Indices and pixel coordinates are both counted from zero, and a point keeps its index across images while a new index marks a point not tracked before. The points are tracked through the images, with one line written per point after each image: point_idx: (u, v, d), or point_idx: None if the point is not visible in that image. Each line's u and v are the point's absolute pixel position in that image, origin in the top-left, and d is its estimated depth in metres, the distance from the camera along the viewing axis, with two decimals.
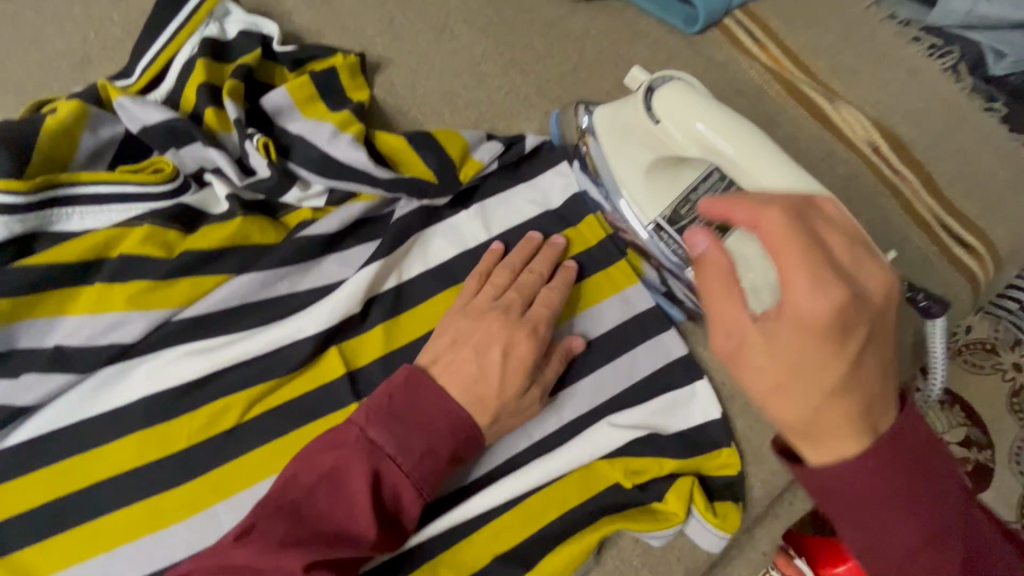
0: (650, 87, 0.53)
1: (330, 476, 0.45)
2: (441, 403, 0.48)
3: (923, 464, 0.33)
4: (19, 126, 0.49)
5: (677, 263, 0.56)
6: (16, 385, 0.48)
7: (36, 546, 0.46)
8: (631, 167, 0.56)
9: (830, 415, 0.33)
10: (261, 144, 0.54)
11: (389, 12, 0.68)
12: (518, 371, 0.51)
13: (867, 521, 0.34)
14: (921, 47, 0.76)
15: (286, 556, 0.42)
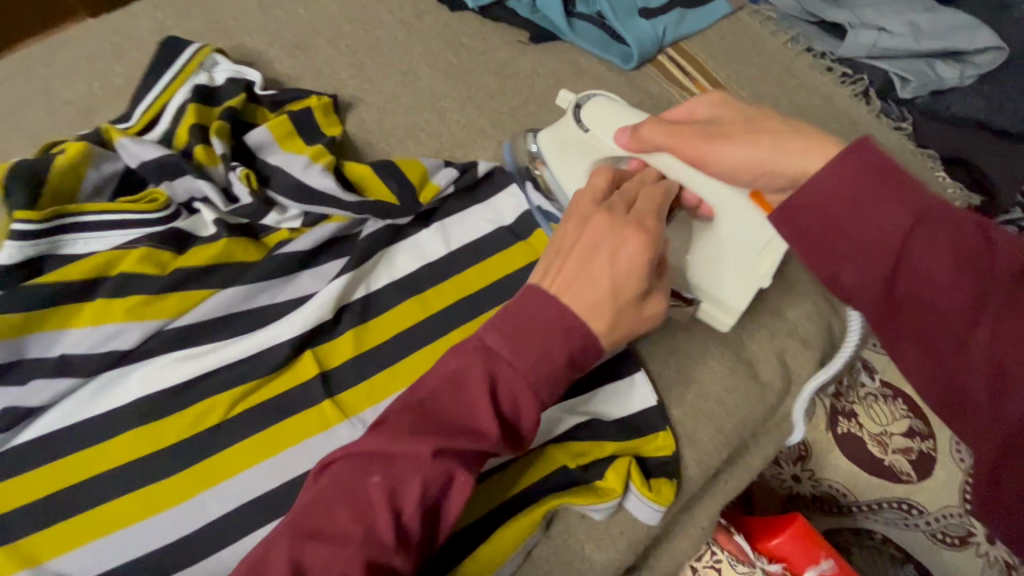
0: (578, 105, 0.67)
1: (450, 379, 0.44)
2: (557, 306, 0.46)
3: (875, 179, 0.40)
4: (34, 164, 0.56)
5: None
6: (25, 390, 0.54)
7: (39, 534, 0.52)
8: (573, 176, 0.66)
9: (787, 153, 0.48)
10: (243, 175, 0.62)
11: (360, 59, 0.78)
12: (631, 273, 0.48)
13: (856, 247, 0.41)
14: (833, 76, 0.86)
15: (415, 442, 0.42)
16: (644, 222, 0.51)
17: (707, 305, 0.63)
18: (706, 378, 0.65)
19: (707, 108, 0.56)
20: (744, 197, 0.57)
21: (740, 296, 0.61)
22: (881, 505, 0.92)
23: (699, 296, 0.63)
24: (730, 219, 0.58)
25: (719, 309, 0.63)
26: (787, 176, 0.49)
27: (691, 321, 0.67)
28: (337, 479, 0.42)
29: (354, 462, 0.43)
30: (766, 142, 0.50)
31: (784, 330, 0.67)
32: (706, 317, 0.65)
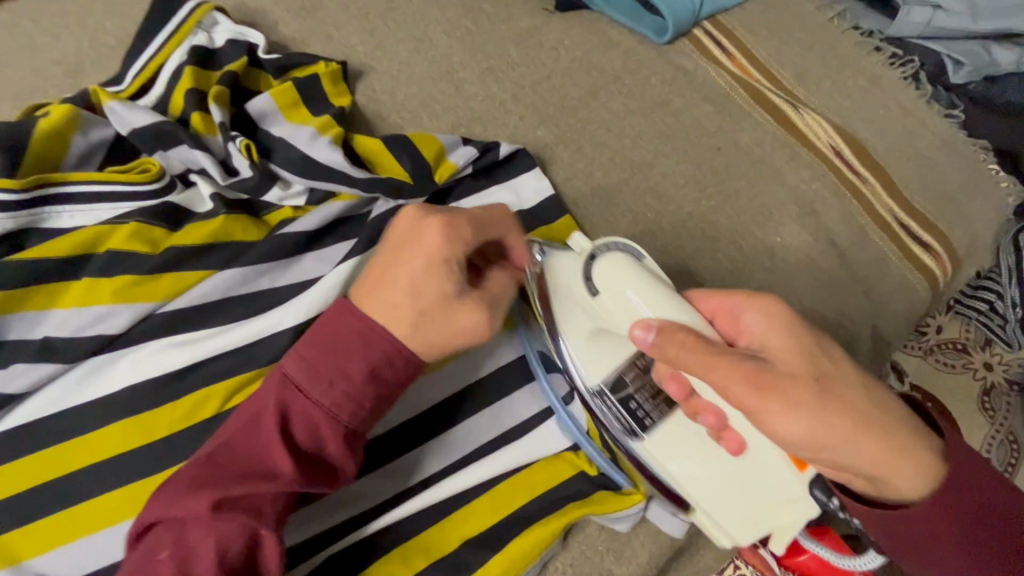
0: (591, 256, 0.51)
1: (249, 423, 0.46)
2: (352, 326, 0.47)
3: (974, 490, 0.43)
4: (16, 128, 0.51)
5: (620, 430, 0.52)
6: (6, 374, 0.50)
7: (23, 529, 0.48)
8: (575, 332, 0.54)
9: (879, 460, 0.42)
10: (244, 146, 0.57)
11: (372, 23, 0.71)
12: (437, 291, 0.47)
13: (920, 522, 0.43)
14: (882, 57, 0.79)
15: (197, 499, 0.42)
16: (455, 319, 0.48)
17: (700, 516, 0.52)
18: None
19: (762, 330, 0.46)
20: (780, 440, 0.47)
21: (743, 530, 0.50)
22: None
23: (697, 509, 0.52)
24: (760, 462, 0.47)
25: (720, 533, 0.51)
26: (871, 483, 0.44)
27: None
28: (143, 549, 0.43)
29: (164, 525, 0.43)
30: (848, 425, 0.42)
31: None
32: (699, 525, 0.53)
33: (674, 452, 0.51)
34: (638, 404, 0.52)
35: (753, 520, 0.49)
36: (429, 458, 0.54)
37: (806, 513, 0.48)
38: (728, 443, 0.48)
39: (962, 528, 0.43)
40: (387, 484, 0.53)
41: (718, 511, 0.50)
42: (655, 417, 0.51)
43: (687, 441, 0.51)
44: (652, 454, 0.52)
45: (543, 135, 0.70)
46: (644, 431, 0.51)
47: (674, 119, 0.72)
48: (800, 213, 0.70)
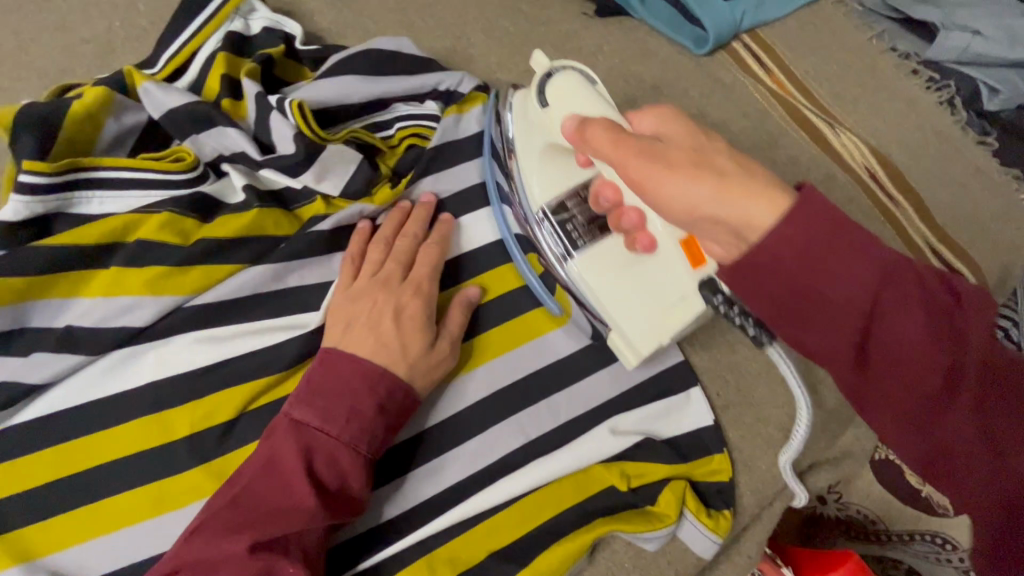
0: (549, 74, 0.53)
1: (265, 464, 0.46)
2: (355, 367, 0.49)
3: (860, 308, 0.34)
4: (46, 108, 0.49)
5: (556, 253, 0.55)
6: (29, 364, 0.49)
7: (39, 525, 0.47)
8: (528, 152, 0.57)
9: (757, 262, 0.36)
10: (297, 113, 0.55)
11: (410, 18, 0.70)
12: (415, 333, 0.52)
13: (815, 302, 0.35)
14: (918, 80, 0.79)
15: (230, 543, 0.42)
16: (428, 367, 0.52)
17: (614, 334, 0.55)
18: (767, 402, 0.60)
19: (649, 124, 0.45)
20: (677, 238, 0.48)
21: (649, 342, 0.52)
22: (912, 536, 0.85)
23: (613, 328, 0.55)
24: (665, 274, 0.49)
25: (625, 350, 0.54)
26: (731, 237, 0.38)
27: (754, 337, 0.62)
28: None
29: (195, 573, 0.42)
30: (708, 181, 0.38)
31: None
32: (614, 347, 0.56)
33: (602, 267, 0.54)
34: (574, 228, 0.55)
35: (658, 331, 0.51)
36: (458, 466, 0.53)
37: (694, 311, 0.49)
38: (637, 239, 0.50)
39: (845, 317, 0.34)
40: (412, 493, 0.52)
41: (627, 324, 0.53)
42: (586, 240, 0.54)
43: (615, 265, 0.53)
44: (580, 275, 0.55)
45: None
46: (576, 251, 0.54)
47: (710, 132, 0.72)
48: None
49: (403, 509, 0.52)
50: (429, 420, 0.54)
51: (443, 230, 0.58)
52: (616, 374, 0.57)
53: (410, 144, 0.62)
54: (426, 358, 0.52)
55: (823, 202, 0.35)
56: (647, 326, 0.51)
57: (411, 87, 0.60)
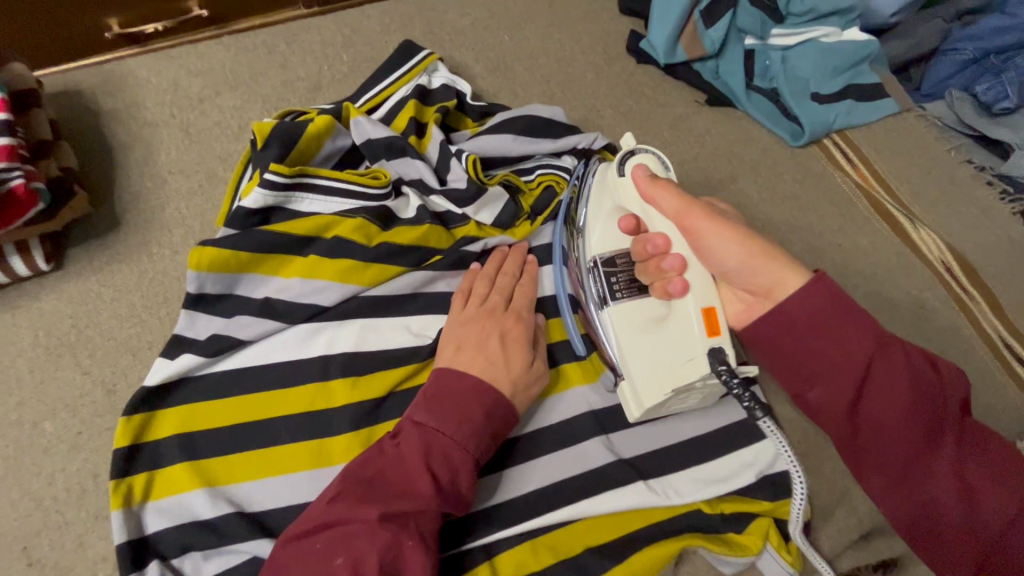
0: (631, 151, 0.61)
1: (392, 457, 0.51)
2: (467, 380, 0.55)
3: (819, 322, 0.48)
4: (291, 126, 0.63)
5: (595, 298, 0.60)
6: (237, 323, 0.60)
7: (222, 458, 0.55)
8: (596, 210, 0.62)
9: (767, 271, 0.51)
10: (470, 163, 0.67)
11: (553, 89, 0.84)
12: (517, 353, 0.59)
13: (836, 360, 0.47)
14: (994, 191, 0.86)
15: (364, 514, 0.47)
16: (525, 386, 0.58)
17: (625, 384, 0.59)
18: None
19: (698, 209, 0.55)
20: (701, 307, 0.55)
21: (653, 394, 0.56)
22: None
23: (625, 375, 0.59)
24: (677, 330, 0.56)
25: (632, 398, 0.58)
26: (763, 294, 0.52)
27: None
28: (318, 553, 0.47)
29: (331, 540, 0.47)
30: (747, 240, 0.53)
31: None
32: (622, 397, 0.60)
33: (629, 324, 0.59)
34: (618, 283, 0.60)
35: (662, 384, 0.56)
36: (559, 464, 0.59)
37: (699, 373, 0.54)
38: (671, 282, 0.56)
39: (809, 328, 0.48)
40: (520, 480, 0.58)
41: (641, 368, 0.57)
42: (626, 293, 0.59)
43: (642, 319, 0.58)
44: (613, 322, 0.59)
45: None
46: (613, 300, 0.59)
47: (801, 213, 0.81)
48: (910, 316, 0.76)
49: (509, 495, 0.57)
50: (536, 423, 0.61)
51: (532, 272, 0.66)
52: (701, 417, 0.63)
53: (548, 188, 0.72)
54: (527, 377, 0.58)
55: (823, 287, 0.48)
56: (659, 371, 0.56)
57: (559, 146, 0.72)
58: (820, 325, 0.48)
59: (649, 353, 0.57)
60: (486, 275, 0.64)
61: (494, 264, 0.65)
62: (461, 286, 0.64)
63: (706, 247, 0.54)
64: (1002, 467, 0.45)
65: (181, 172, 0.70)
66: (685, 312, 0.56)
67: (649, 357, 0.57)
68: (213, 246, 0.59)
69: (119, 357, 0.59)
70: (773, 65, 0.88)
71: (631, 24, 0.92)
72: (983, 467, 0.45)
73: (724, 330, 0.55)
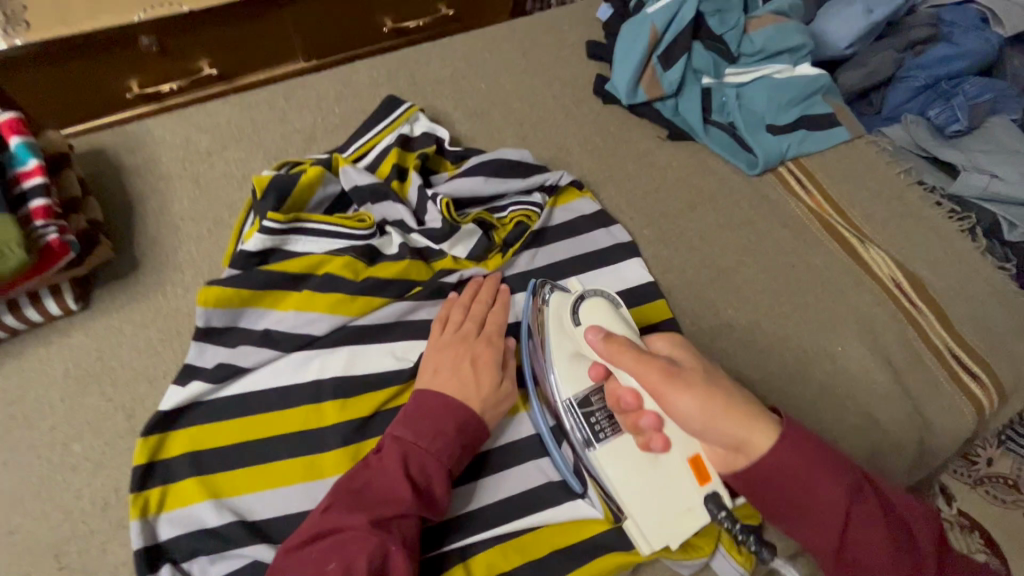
0: (581, 295, 0.67)
1: (375, 468, 0.58)
2: (441, 399, 0.63)
3: (798, 477, 0.51)
4: (286, 179, 0.72)
5: (580, 440, 0.62)
6: (239, 352, 0.68)
7: (226, 473, 0.63)
8: (560, 351, 0.65)
9: (738, 428, 0.54)
10: (444, 204, 0.75)
11: (525, 130, 0.93)
12: (487, 374, 0.66)
13: (815, 510, 0.51)
14: (942, 210, 0.93)
15: (353, 519, 0.54)
16: (494, 404, 0.65)
17: (630, 522, 0.60)
18: None
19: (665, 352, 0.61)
20: (688, 457, 0.59)
21: (666, 538, 0.59)
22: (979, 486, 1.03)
23: (629, 517, 0.60)
24: (667, 473, 0.60)
25: (641, 538, 0.59)
26: (736, 445, 0.54)
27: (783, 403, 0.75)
28: (312, 557, 0.53)
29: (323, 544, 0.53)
30: (713, 397, 0.55)
31: (870, 432, 0.74)
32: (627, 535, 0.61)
33: (624, 472, 0.60)
34: (597, 421, 0.62)
35: (669, 534, 0.59)
36: (527, 474, 0.66)
37: (701, 522, 0.59)
38: (653, 440, 0.60)
39: (790, 479, 0.52)
40: (492, 490, 0.65)
41: (644, 523, 0.59)
42: (608, 432, 0.62)
43: (635, 463, 0.61)
44: (601, 464, 0.61)
45: (648, 234, 0.86)
46: (598, 441, 0.61)
47: (757, 237, 0.88)
48: (861, 330, 0.81)
49: (482, 503, 0.64)
50: (505, 437, 0.68)
51: (504, 299, 0.73)
52: None
53: (518, 222, 0.79)
54: (496, 395, 0.66)
55: (795, 439, 0.52)
56: (666, 522, 0.59)
57: (528, 184, 0.81)
58: (798, 475, 0.51)
59: (649, 500, 0.59)
60: (461, 305, 0.71)
61: (468, 294, 0.72)
62: (438, 316, 0.72)
63: (678, 406, 0.56)
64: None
65: (192, 219, 0.79)
66: (675, 463, 0.60)
67: (649, 501, 0.59)
68: (218, 285, 0.68)
69: (137, 385, 0.67)
70: (728, 101, 0.95)
71: (597, 68, 1.01)
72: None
73: (714, 477, 0.59)
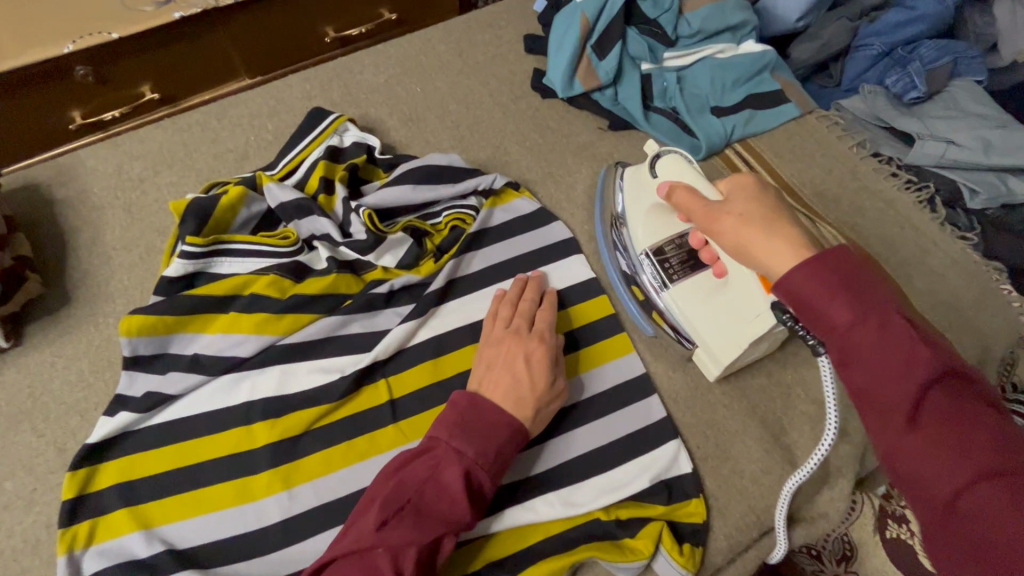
0: (657, 154, 0.75)
1: (432, 483, 0.56)
2: (503, 414, 0.60)
3: (804, 288, 0.47)
4: (206, 200, 0.72)
5: (656, 282, 0.72)
6: (167, 379, 0.67)
7: (156, 503, 0.62)
8: (637, 207, 0.75)
9: (764, 247, 0.54)
10: (367, 217, 0.74)
11: (461, 133, 0.91)
12: (542, 373, 0.64)
13: (819, 325, 0.47)
14: (898, 182, 0.90)
15: (412, 540, 0.52)
16: (548, 407, 0.64)
17: (701, 350, 0.70)
18: (743, 456, 0.69)
19: (730, 187, 0.61)
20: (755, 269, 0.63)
21: (729, 353, 0.66)
22: None
23: (700, 344, 0.70)
24: (739, 287, 0.65)
25: (710, 361, 0.70)
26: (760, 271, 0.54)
27: (731, 393, 0.72)
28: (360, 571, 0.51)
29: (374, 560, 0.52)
30: (754, 224, 0.55)
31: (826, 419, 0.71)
32: (701, 360, 0.71)
33: (695, 295, 0.69)
34: (671, 266, 0.71)
35: (736, 343, 0.66)
36: None
37: (767, 326, 0.63)
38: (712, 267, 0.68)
39: (800, 292, 0.47)
40: None
41: (714, 339, 0.68)
42: (681, 274, 0.71)
43: (705, 291, 0.69)
44: (676, 300, 0.70)
45: (589, 229, 0.84)
46: (672, 282, 0.71)
47: None
48: None
49: None
50: None
51: (551, 300, 0.72)
52: (605, 427, 0.68)
53: (454, 226, 0.79)
54: (551, 397, 0.64)
55: (825, 255, 0.47)
56: (729, 337, 0.66)
57: (461, 188, 0.79)
58: (806, 290, 0.47)
59: (709, 319, 0.68)
60: (508, 302, 0.71)
61: (516, 292, 0.73)
62: (489, 310, 0.72)
63: (717, 231, 0.59)
64: (989, 442, 0.40)
65: (124, 248, 0.78)
66: (743, 277, 0.64)
67: (708, 324, 0.68)
68: (141, 313, 0.67)
69: (69, 419, 0.67)
70: (670, 86, 0.93)
71: (536, 62, 0.99)
72: (959, 435, 0.40)
73: None
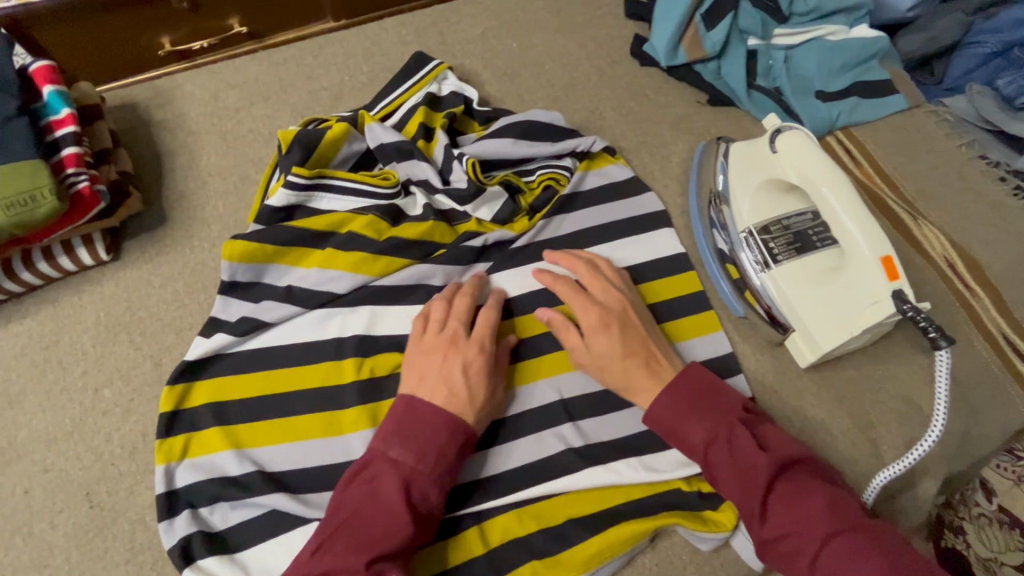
0: (778, 129, 0.72)
1: (368, 500, 0.54)
2: (437, 415, 0.57)
3: (666, 420, 0.60)
4: (312, 132, 0.71)
5: (756, 262, 0.71)
6: (262, 307, 0.68)
7: (247, 425, 0.63)
8: (744, 184, 0.74)
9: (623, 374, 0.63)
10: (470, 165, 0.73)
11: (556, 93, 0.89)
12: (479, 382, 0.60)
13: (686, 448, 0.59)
14: (1007, 187, 0.86)
15: (352, 559, 0.50)
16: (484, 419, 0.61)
17: (797, 334, 0.70)
18: (828, 447, 0.68)
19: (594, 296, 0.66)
20: (879, 256, 0.63)
21: (830, 339, 0.66)
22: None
23: (797, 328, 0.69)
24: (857, 270, 0.64)
25: (806, 346, 0.69)
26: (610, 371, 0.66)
27: (819, 383, 0.71)
28: None
29: None
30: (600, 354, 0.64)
31: (917, 418, 0.70)
32: (795, 346, 0.71)
33: (798, 279, 0.68)
34: (775, 247, 0.70)
35: (841, 327, 0.65)
36: (546, 443, 0.64)
37: (881, 314, 0.63)
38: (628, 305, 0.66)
39: (666, 425, 0.60)
40: (505, 459, 0.63)
41: (813, 324, 0.67)
42: (785, 255, 0.69)
43: (810, 276, 0.68)
44: (775, 281, 0.70)
45: (683, 204, 0.81)
46: (775, 262, 0.70)
47: None
48: None
49: (499, 469, 0.62)
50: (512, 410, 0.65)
51: (495, 297, 0.68)
52: None
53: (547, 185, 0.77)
54: (489, 408, 0.61)
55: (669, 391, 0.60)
56: (831, 322, 0.66)
57: (560, 148, 0.77)
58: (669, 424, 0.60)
59: (812, 303, 0.67)
60: (445, 304, 0.66)
61: (451, 292, 0.68)
62: (420, 315, 0.66)
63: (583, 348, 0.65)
64: (819, 510, 0.52)
65: (219, 174, 0.79)
66: (862, 261, 0.64)
67: (807, 307, 0.68)
68: (243, 240, 0.67)
69: (165, 335, 0.68)
70: (776, 64, 0.89)
71: (636, 28, 0.96)
72: (798, 512, 0.53)
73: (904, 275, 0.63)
